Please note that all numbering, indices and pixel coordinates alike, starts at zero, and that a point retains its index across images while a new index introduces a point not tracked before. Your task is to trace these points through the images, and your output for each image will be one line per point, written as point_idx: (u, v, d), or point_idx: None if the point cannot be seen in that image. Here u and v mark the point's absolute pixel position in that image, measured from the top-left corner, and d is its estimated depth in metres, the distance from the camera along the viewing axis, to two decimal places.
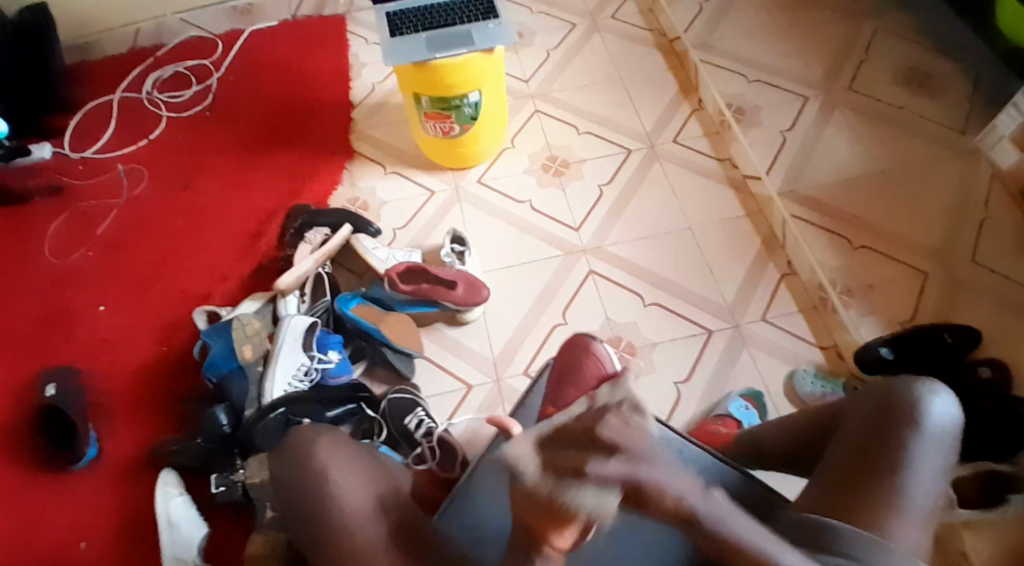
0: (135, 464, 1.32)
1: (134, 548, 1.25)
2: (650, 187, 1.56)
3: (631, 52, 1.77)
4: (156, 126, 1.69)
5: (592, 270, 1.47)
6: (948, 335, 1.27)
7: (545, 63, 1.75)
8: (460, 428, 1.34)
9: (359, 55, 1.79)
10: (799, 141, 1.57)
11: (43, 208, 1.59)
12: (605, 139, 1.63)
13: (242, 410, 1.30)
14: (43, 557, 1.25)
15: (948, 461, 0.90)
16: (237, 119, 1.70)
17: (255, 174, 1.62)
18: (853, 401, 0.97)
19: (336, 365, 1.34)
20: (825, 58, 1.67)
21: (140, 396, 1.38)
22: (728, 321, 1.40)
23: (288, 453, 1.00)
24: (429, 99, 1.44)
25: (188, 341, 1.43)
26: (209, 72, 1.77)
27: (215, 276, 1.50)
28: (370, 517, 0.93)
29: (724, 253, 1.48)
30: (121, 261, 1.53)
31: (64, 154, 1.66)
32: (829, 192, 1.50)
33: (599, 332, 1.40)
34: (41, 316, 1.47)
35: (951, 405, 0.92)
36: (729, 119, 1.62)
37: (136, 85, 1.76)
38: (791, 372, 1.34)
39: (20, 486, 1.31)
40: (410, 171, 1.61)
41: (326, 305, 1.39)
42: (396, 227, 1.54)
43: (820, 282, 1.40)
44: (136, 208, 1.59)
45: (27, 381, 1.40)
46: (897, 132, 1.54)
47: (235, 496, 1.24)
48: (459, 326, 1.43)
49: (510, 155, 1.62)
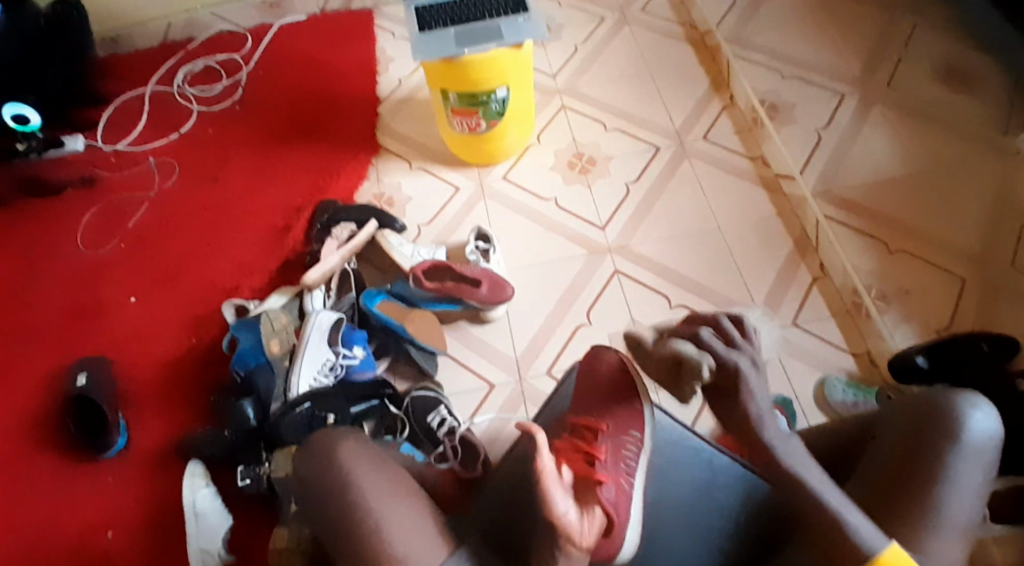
0: (163, 454, 1.34)
1: (160, 538, 1.27)
2: (679, 186, 1.54)
3: (661, 46, 1.74)
4: (186, 119, 1.71)
5: (617, 270, 1.45)
6: (985, 344, 1.24)
7: (574, 57, 1.73)
8: (482, 427, 1.33)
9: (387, 49, 1.78)
10: (835, 140, 1.54)
11: (76, 199, 1.61)
12: (634, 136, 1.61)
13: (268, 405, 1.31)
14: (73, 545, 1.27)
15: (986, 477, 0.88)
16: (266, 113, 1.70)
17: (283, 168, 1.62)
18: (891, 413, 0.94)
19: (361, 361, 1.35)
20: (862, 53, 1.63)
21: (167, 388, 1.40)
22: (757, 324, 1.38)
23: (313, 452, 0.99)
24: (457, 95, 1.43)
25: (215, 335, 1.45)
26: (238, 66, 1.78)
27: (242, 270, 1.51)
28: (397, 514, 0.93)
29: (754, 254, 1.45)
30: (151, 254, 1.54)
31: (97, 146, 1.68)
32: (866, 194, 1.46)
33: (623, 333, 1.39)
34: (74, 307, 1.49)
35: (992, 418, 0.89)
36: (761, 116, 1.58)
37: (167, 79, 1.77)
38: (822, 379, 1.32)
39: (51, 474, 1.33)
40: (436, 167, 1.61)
41: (351, 301, 1.40)
42: (421, 223, 1.54)
43: (854, 287, 1.37)
44: (166, 201, 1.60)
45: (59, 371, 1.43)
46: (937, 132, 1.50)
47: (261, 488, 1.25)
48: (482, 324, 1.43)
49: (536, 152, 1.61)
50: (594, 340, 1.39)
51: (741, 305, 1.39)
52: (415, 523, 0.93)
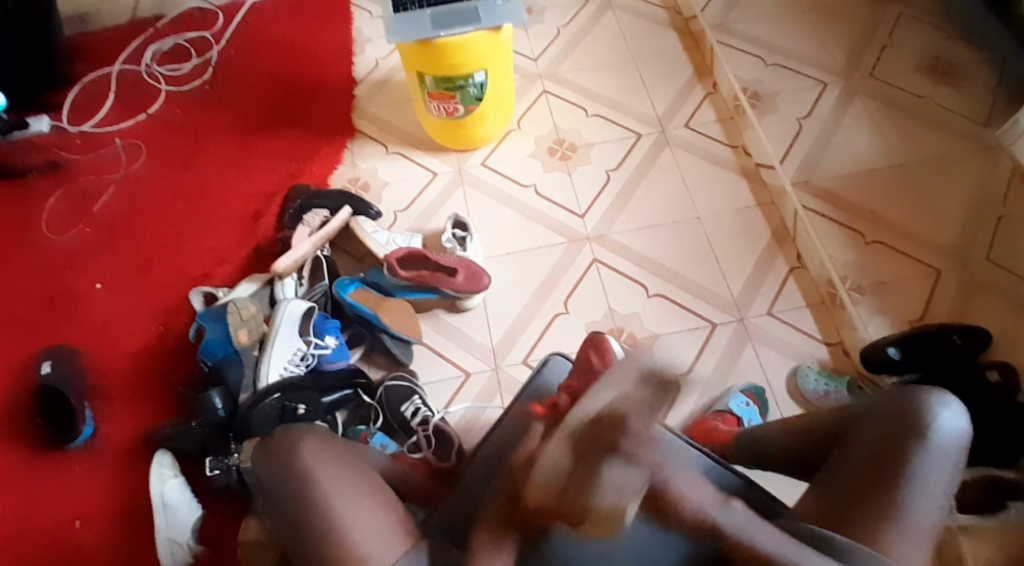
0: (132, 446, 1.31)
1: (127, 530, 1.25)
2: (659, 175, 1.52)
3: (644, 31, 1.71)
4: (156, 101, 1.66)
5: (595, 259, 1.44)
6: (957, 336, 1.22)
7: (556, 41, 1.70)
8: (457, 417, 1.32)
9: (363, 30, 1.75)
10: (816, 130, 1.52)
11: (42, 183, 1.57)
12: (615, 124, 1.58)
13: (237, 395, 1.28)
14: (37, 538, 1.25)
15: (954, 475, 0.87)
16: (237, 94, 1.66)
17: (255, 152, 1.59)
18: (865, 412, 0.93)
19: (333, 351, 1.32)
20: (845, 42, 1.61)
21: (136, 378, 1.37)
22: (733, 315, 1.37)
23: (271, 454, 0.97)
24: (433, 78, 1.40)
25: (185, 323, 1.42)
26: (210, 45, 1.73)
27: (213, 256, 1.48)
28: (361, 517, 0.91)
29: (734, 243, 1.44)
30: (119, 239, 1.51)
31: (63, 128, 1.64)
32: (842, 185, 1.45)
33: (601, 323, 1.37)
34: (39, 293, 1.46)
35: (961, 417, 0.89)
36: (743, 105, 1.56)
37: (136, 58, 1.72)
38: (796, 369, 1.31)
39: (16, 466, 1.30)
40: (413, 152, 1.58)
41: (324, 290, 1.37)
42: (397, 209, 1.51)
43: (829, 277, 1.36)
44: (133, 184, 1.56)
45: (25, 359, 1.40)
46: (917, 124, 1.49)
47: (231, 480, 1.22)
48: (459, 313, 1.41)
49: (516, 138, 1.58)
50: (572, 330, 1.37)
51: (718, 294, 1.38)
52: (370, 529, 0.90)
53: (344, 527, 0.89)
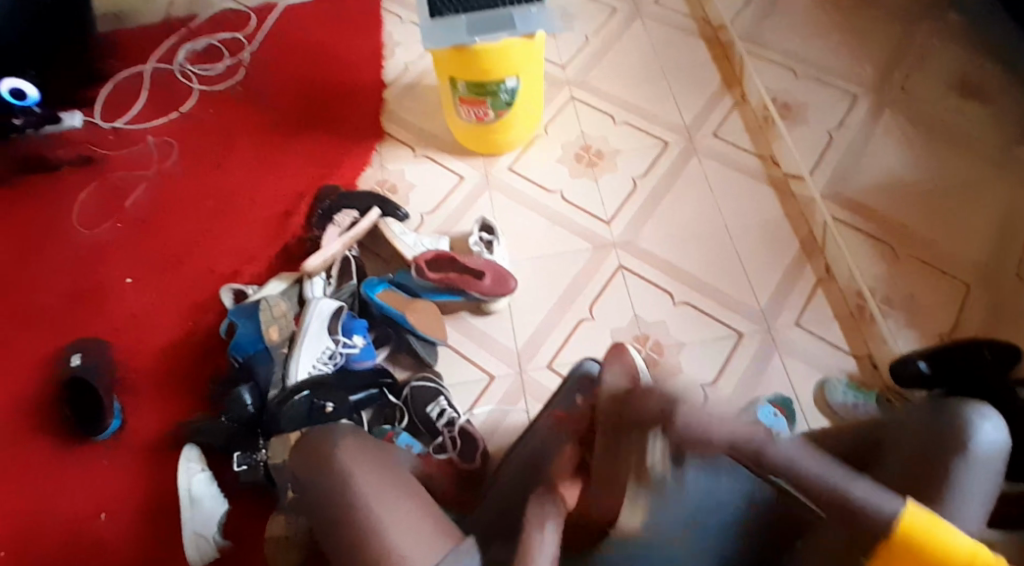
0: (159, 440, 1.32)
1: (153, 524, 1.26)
2: (686, 182, 1.53)
3: (673, 40, 1.72)
4: (188, 99, 1.68)
5: (621, 266, 1.44)
6: (988, 351, 1.22)
7: (585, 48, 1.72)
8: (481, 419, 1.32)
9: (394, 34, 1.77)
10: (846, 142, 1.54)
11: (73, 178, 1.59)
12: (643, 132, 1.60)
13: (266, 391, 1.29)
14: (63, 529, 1.26)
15: (993, 485, 0.86)
16: (268, 93, 1.68)
17: (286, 153, 1.60)
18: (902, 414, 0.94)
19: (360, 351, 1.32)
20: (873, 56, 1.63)
21: (165, 372, 1.38)
22: (761, 324, 1.37)
23: (305, 445, 0.99)
24: (465, 84, 1.41)
25: (213, 319, 1.43)
26: (242, 46, 1.75)
27: (242, 255, 1.49)
28: (397, 511, 0.91)
29: (761, 252, 1.45)
30: (149, 235, 1.52)
31: (95, 124, 1.66)
32: (874, 198, 1.46)
33: (626, 329, 1.38)
34: (69, 286, 1.47)
35: (1000, 429, 0.88)
36: (773, 116, 1.58)
37: (169, 57, 1.75)
38: (823, 381, 1.31)
39: (42, 456, 1.32)
40: (440, 156, 1.59)
41: (352, 289, 1.39)
42: (424, 212, 1.52)
43: (859, 289, 1.37)
44: (165, 182, 1.58)
45: (53, 351, 1.41)
46: (947, 140, 1.50)
47: (258, 475, 1.23)
48: (483, 316, 1.41)
49: (543, 144, 1.59)
50: (597, 335, 1.38)
51: (746, 303, 1.39)
52: (403, 530, 0.89)
53: (378, 518, 0.90)
